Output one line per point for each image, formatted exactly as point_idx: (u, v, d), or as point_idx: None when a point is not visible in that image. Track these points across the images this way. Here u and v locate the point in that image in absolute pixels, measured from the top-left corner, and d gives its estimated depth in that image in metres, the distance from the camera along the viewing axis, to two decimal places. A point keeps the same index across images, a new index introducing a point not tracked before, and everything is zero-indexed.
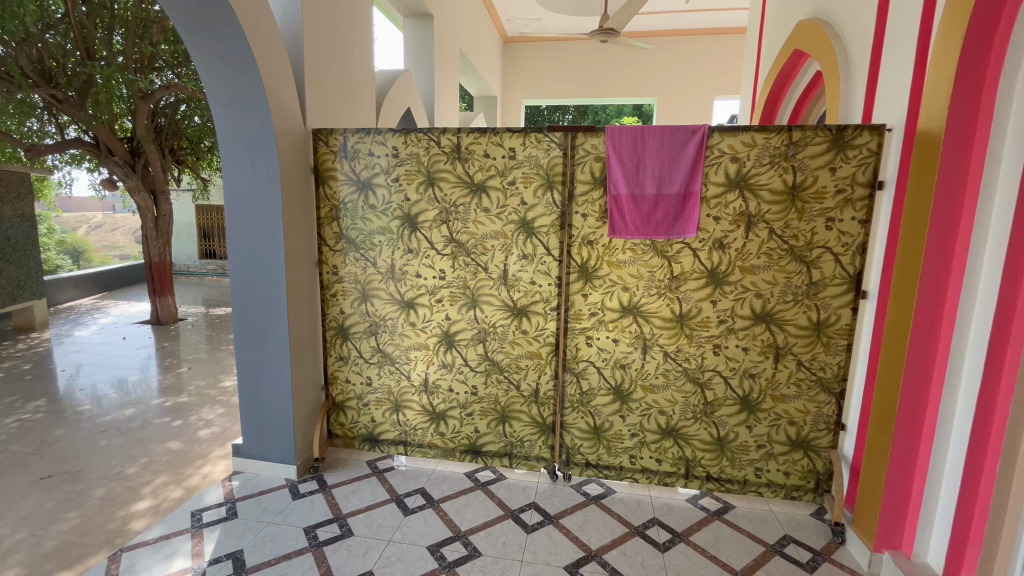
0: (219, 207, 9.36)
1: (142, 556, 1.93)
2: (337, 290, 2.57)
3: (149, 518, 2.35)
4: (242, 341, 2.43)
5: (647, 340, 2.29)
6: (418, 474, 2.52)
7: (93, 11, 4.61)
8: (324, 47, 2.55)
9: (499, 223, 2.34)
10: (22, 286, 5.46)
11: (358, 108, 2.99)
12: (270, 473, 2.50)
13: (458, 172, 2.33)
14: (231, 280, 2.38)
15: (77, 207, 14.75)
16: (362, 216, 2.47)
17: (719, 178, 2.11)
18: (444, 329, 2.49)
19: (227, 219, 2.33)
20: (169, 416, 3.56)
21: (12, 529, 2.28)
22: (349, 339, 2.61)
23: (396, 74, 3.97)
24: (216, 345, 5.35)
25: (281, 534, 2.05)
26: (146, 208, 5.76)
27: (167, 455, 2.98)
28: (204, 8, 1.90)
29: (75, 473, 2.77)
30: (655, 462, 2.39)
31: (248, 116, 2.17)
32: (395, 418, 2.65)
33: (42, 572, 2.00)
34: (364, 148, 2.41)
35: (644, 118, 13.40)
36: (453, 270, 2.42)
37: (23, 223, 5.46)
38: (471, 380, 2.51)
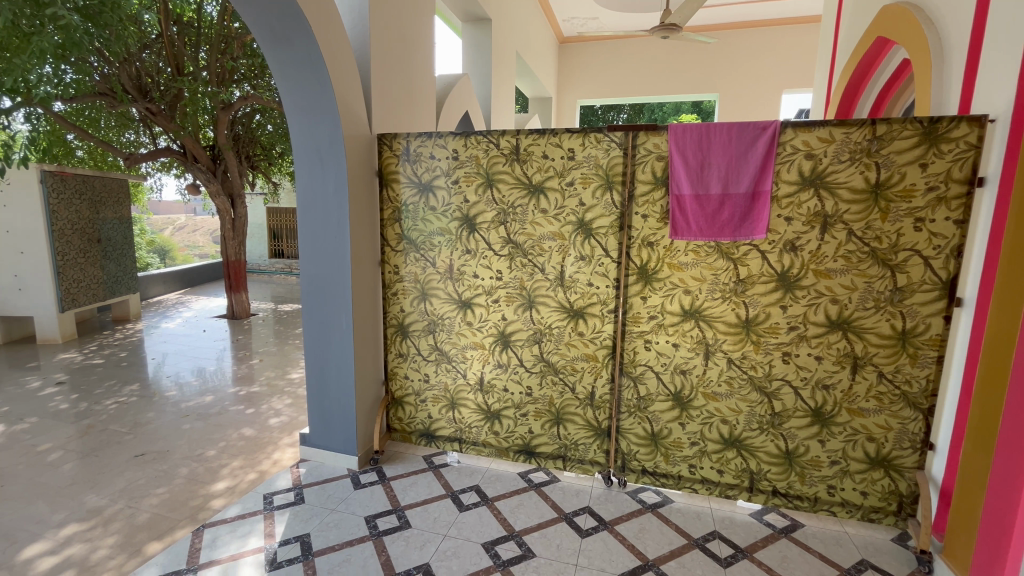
0: (288, 209, 9.98)
1: (222, 533, 2.09)
2: (398, 289, 2.66)
3: (226, 497, 2.54)
4: (310, 336, 2.57)
5: (711, 347, 2.20)
6: (472, 471, 2.56)
7: (183, 31, 5.05)
8: (389, 54, 2.65)
9: (557, 225, 2.33)
10: (120, 281, 6.05)
11: (419, 112, 3.08)
12: (334, 463, 2.62)
13: (517, 173, 2.35)
14: (301, 278, 2.53)
15: (164, 210, 16.26)
16: (422, 217, 2.55)
17: (792, 177, 2.00)
18: (500, 330, 2.51)
19: (300, 221, 2.47)
20: (243, 404, 3.83)
21: (111, 500, 2.53)
22: (408, 336, 2.70)
23: (456, 78, 4.05)
24: (283, 339, 5.70)
25: (344, 522, 2.15)
26: (224, 210, 6.20)
27: (242, 440, 3.21)
28: (282, 22, 2.04)
29: (162, 453, 3.03)
30: (716, 473, 2.30)
31: (319, 123, 2.29)
32: (451, 415, 2.70)
33: (137, 541, 2.21)
34: (425, 152, 2.48)
35: (703, 115, 12.96)
36: (510, 271, 2.44)
37: (122, 225, 6.05)
38: (526, 381, 2.52)
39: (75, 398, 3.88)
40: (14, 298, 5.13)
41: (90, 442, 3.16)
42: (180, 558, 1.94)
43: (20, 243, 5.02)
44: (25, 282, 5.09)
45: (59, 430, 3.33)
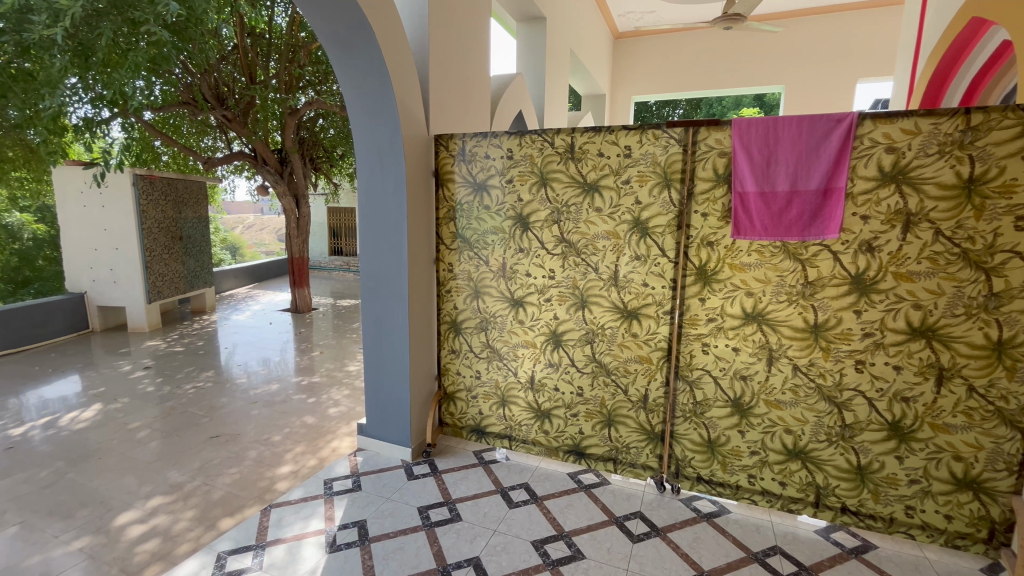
0: (347, 209, 10.43)
1: (287, 513, 2.22)
2: (452, 287, 2.72)
3: (290, 481, 2.70)
4: (368, 330, 2.67)
5: (774, 352, 2.10)
6: (522, 469, 2.57)
7: (256, 42, 5.40)
8: (447, 56, 2.71)
9: (612, 224, 2.30)
10: (198, 275, 6.56)
11: (473, 112, 3.13)
12: (389, 454, 2.72)
13: (571, 172, 2.33)
14: (361, 275, 2.63)
15: (236, 210, 17.47)
16: (477, 216, 2.58)
17: (870, 172, 1.86)
18: (552, 329, 2.51)
19: (360, 220, 2.58)
20: (305, 393, 4.05)
21: (191, 477, 2.75)
22: (461, 333, 2.75)
23: (510, 77, 4.08)
24: (341, 333, 5.96)
25: (399, 510, 2.23)
26: (290, 210, 6.56)
27: (305, 427, 3.39)
28: (348, 29, 2.13)
29: (234, 436, 3.26)
30: (779, 485, 2.19)
31: (380, 124, 2.37)
32: (501, 412, 2.73)
33: (212, 516, 2.39)
34: (481, 151, 2.52)
35: (766, 108, 12.33)
36: (563, 270, 2.43)
37: (200, 224, 6.56)
38: (578, 381, 2.50)
39: (160, 382, 4.25)
40: (109, 289, 5.68)
41: (172, 422, 3.45)
42: (250, 534, 2.08)
43: (115, 240, 5.54)
44: (118, 275, 5.61)
45: (146, 410, 3.66)
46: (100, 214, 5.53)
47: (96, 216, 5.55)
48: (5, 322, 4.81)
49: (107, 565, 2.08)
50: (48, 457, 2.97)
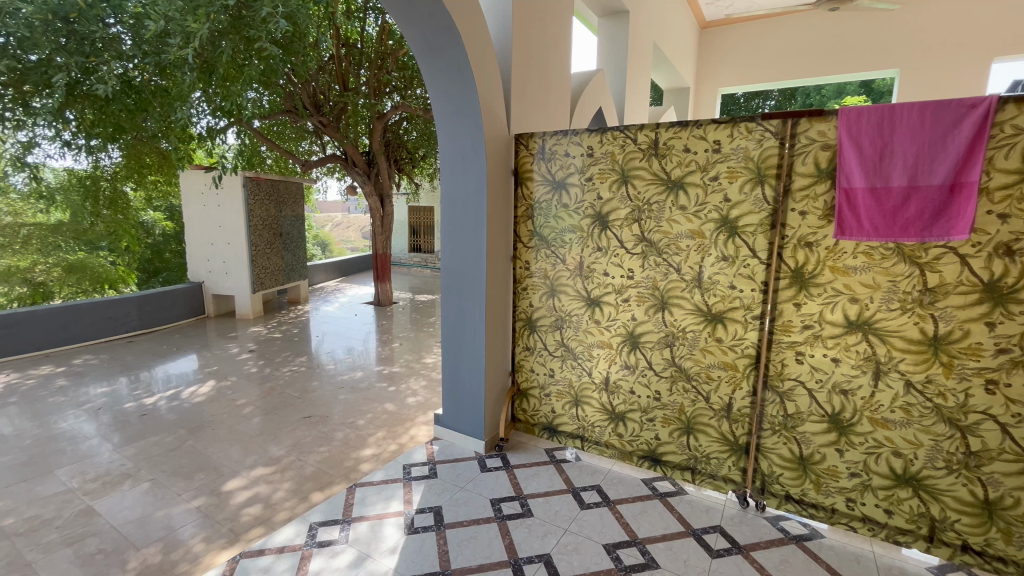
0: (426, 208, 10.88)
1: (370, 493, 2.36)
2: (528, 284, 2.74)
3: (373, 463, 2.87)
4: (447, 324, 2.77)
5: (882, 365, 1.89)
6: (594, 471, 2.54)
7: (351, 52, 5.77)
8: (529, 55, 2.73)
9: (697, 223, 2.19)
10: (294, 269, 7.17)
11: (553, 109, 3.13)
12: (463, 445, 2.81)
13: (654, 169, 2.26)
14: (442, 271, 2.73)
15: (327, 209, 18.89)
16: (555, 214, 2.58)
17: (1010, 164, 1.63)
18: (630, 329, 2.45)
19: (442, 218, 2.68)
20: (386, 381, 4.30)
21: (287, 452, 3.02)
22: (536, 331, 2.77)
23: (591, 74, 4.03)
24: (419, 326, 6.25)
25: (472, 501, 2.29)
26: (375, 209, 6.94)
27: (386, 414, 3.60)
28: (437, 35, 2.22)
29: (323, 418, 3.53)
30: (884, 514, 1.97)
31: (463, 125, 2.45)
32: (575, 412, 2.71)
33: (304, 489, 2.61)
34: (561, 150, 2.51)
35: (874, 95, 11.14)
36: (643, 270, 2.36)
37: (296, 221, 7.15)
38: (655, 385, 2.42)
39: (262, 364, 4.71)
40: (222, 280, 6.37)
41: (272, 402, 3.81)
42: (337, 510, 2.24)
43: (227, 235, 6.19)
44: (229, 267, 6.27)
45: (250, 389, 4.07)
46: (216, 212, 6.21)
47: (212, 213, 6.24)
48: (141, 306, 5.56)
49: (218, 524, 2.34)
50: (172, 425, 3.39)
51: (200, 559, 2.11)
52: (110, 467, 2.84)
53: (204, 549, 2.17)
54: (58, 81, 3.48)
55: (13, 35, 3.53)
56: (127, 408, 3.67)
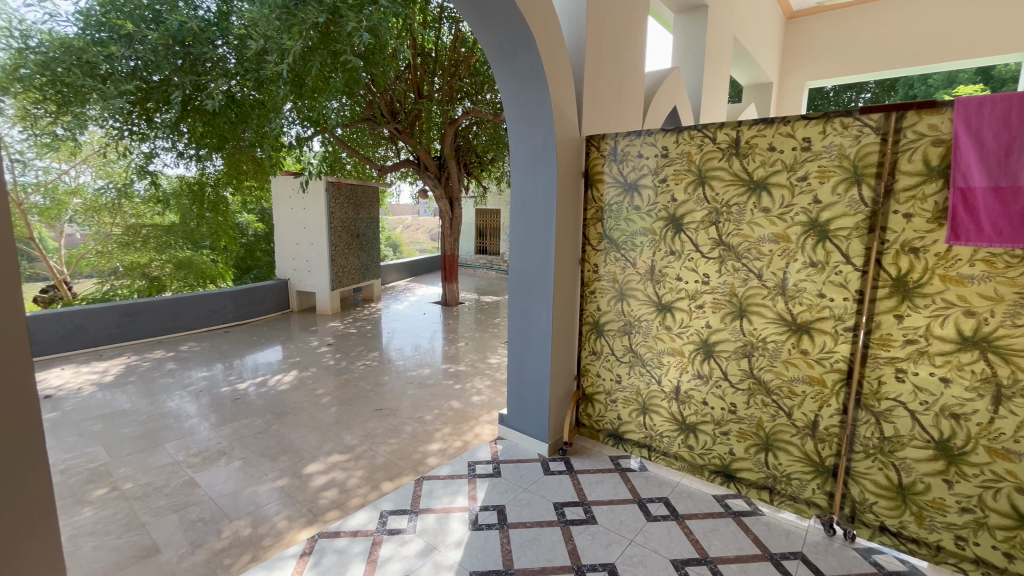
0: (493, 210, 11.06)
1: (436, 487, 2.44)
2: (596, 288, 2.71)
3: (439, 457, 2.96)
4: (514, 324, 2.80)
5: (1004, 389, 1.67)
6: (661, 482, 2.45)
7: (426, 61, 5.99)
8: (602, 56, 2.70)
9: (781, 226, 2.06)
10: (369, 268, 7.57)
11: (626, 110, 3.07)
12: (527, 446, 2.81)
13: (735, 168, 2.15)
14: (510, 272, 2.76)
15: (400, 212, 19.83)
16: (626, 216, 2.53)
17: None
18: (703, 337, 2.34)
19: (512, 220, 2.71)
20: (452, 379, 4.42)
21: (361, 441, 3.19)
22: (603, 335, 2.72)
23: (666, 73, 3.91)
24: (483, 327, 6.36)
25: (535, 503, 2.29)
26: (445, 211, 7.13)
27: (452, 410, 3.70)
28: (511, 40, 2.26)
29: (392, 411, 3.68)
30: (1003, 557, 1.74)
31: (535, 128, 2.47)
32: (642, 420, 2.64)
33: (376, 478, 2.74)
34: (634, 150, 2.45)
35: (995, 82, 9.81)
36: (719, 275, 2.25)
37: (372, 222, 7.55)
38: (730, 397, 2.29)
39: (339, 357, 5.01)
40: (305, 277, 6.85)
41: (348, 393, 4.04)
42: (406, 500, 2.33)
43: (311, 236, 6.66)
44: (312, 266, 6.74)
45: (328, 380, 4.35)
46: (302, 214, 6.69)
47: (299, 216, 6.73)
48: (236, 300, 6.11)
49: (299, 504, 2.52)
50: (261, 410, 3.70)
51: (283, 535, 2.28)
52: (209, 445, 3.14)
53: (287, 526, 2.35)
54: (175, 98, 3.94)
55: (141, 59, 4.07)
56: (222, 392, 4.05)
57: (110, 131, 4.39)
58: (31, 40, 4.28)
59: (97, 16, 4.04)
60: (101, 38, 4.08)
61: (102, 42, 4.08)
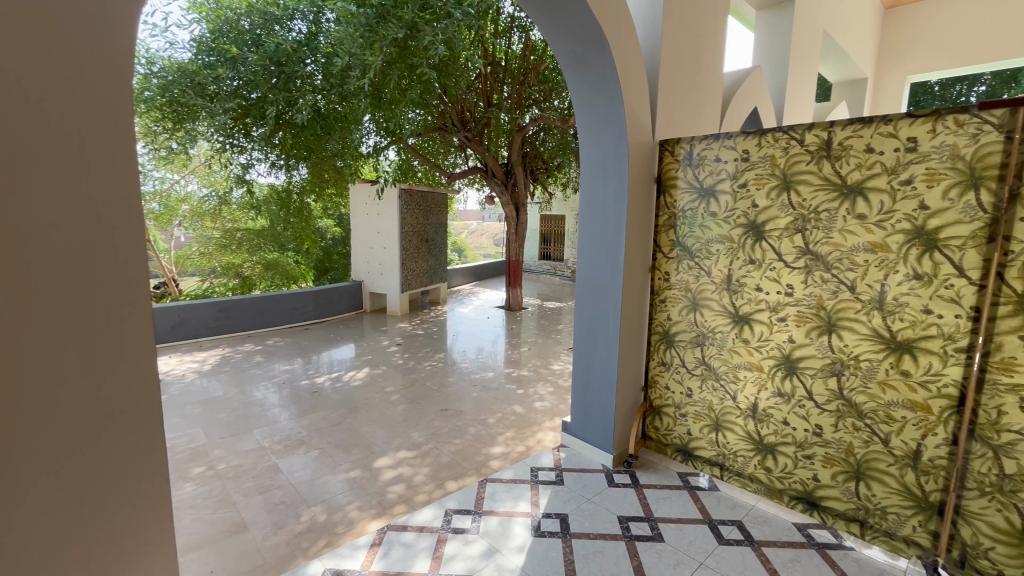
0: (558, 216, 11.04)
1: (500, 490, 2.46)
2: (667, 297, 2.62)
3: (501, 461, 2.98)
4: (581, 331, 2.77)
5: None
6: (734, 505, 2.32)
7: (496, 70, 6.11)
8: (678, 58, 2.63)
9: (879, 234, 1.88)
10: (436, 272, 7.81)
11: (703, 112, 2.95)
12: (591, 456, 2.77)
13: (825, 172, 2.00)
14: (578, 278, 2.74)
15: (465, 218, 20.39)
16: (701, 223, 2.42)
17: None
18: (785, 352, 2.19)
19: (581, 226, 2.70)
20: (515, 383, 4.45)
21: (426, 440, 3.29)
22: (673, 346, 2.62)
23: (747, 73, 3.71)
24: (546, 333, 6.34)
25: (599, 514, 2.25)
26: (510, 218, 7.21)
27: (515, 415, 3.72)
28: (585, 46, 2.26)
29: (456, 412, 3.77)
30: None
31: (607, 133, 2.44)
32: (714, 437, 2.51)
33: (441, 476, 2.82)
34: (711, 154, 2.35)
35: None
36: (805, 287, 2.10)
37: (440, 228, 7.79)
38: (815, 418, 2.12)
39: (407, 357, 5.21)
40: (377, 279, 7.20)
41: (415, 392, 4.18)
42: (470, 500, 2.37)
43: (384, 240, 6.99)
44: (384, 268, 7.08)
45: (396, 379, 4.53)
46: (376, 220, 7.04)
47: (373, 221, 7.09)
48: (315, 300, 6.55)
49: (369, 495, 2.64)
50: (336, 403, 3.93)
51: (354, 524, 2.40)
52: (290, 433, 3.38)
53: (358, 515, 2.47)
54: (270, 114, 4.33)
55: (243, 79, 4.51)
56: (302, 385, 4.35)
57: (215, 144, 4.89)
58: (154, 65, 4.79)
59: (208, 43, 4.53)
60: (210, 61, 4.56)
61: (211, 65, 4.56)
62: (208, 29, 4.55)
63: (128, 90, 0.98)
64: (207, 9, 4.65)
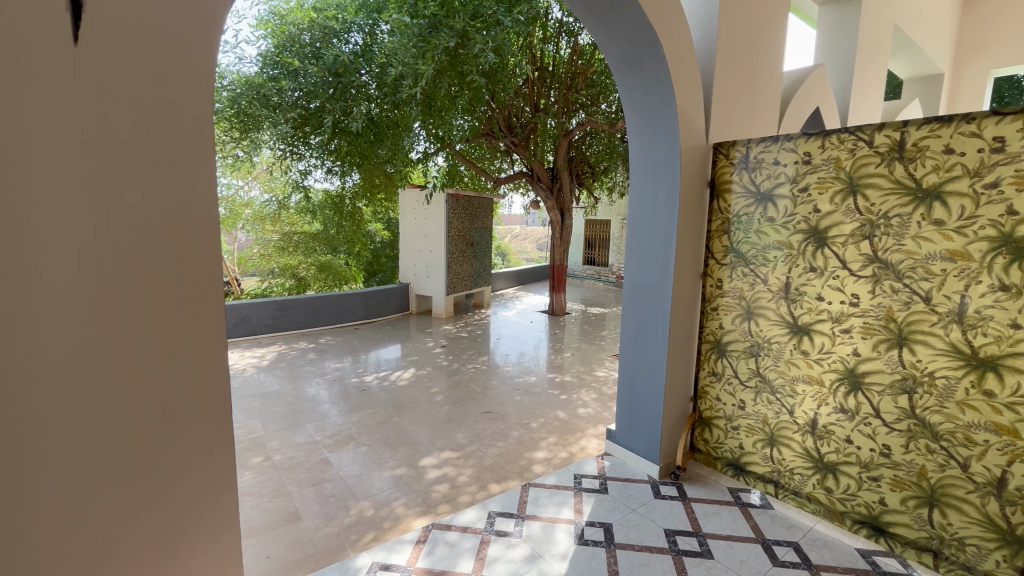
0: (603, 221, 10.91)
1: (543, 495, 2.45)
2: (719, 305, 2.53)
3: (544, 466, 2.97)
4: (627, 338, 2.72)
5: None
6: (790, 525, 2.20)
7: (543, 75, 6.13)
8: (734, 58, 2.55)
9: (959, 241, 1.75)
10: (480, 275, 7.90)
11: (760, 114, 2.84)
12: (635, 465, 2.71)
13: (897, 175, 1.88)
14: (625, 284, 2.70)
15: (509, 222, 20.54)
16: (757, 229, 2.33)
17: None
18: (848, 366, 2.06)
19: (628, 231, 2.66)
20: (558, 389, 4.42)
21: (470, 441, 3.33)
22: (725, 356, 2.53)
23: (808, 71, 3.55)
24: (590, 339, 6.27)
25: (645, 525, 2.19)
26: (555, 222, 7.19)
27: (558, 420, 3.70)
28: (637, 49, 2.23)
29: (499, 415, 3.79)
30: None
31: (658, 137, 2.40)
32: (768, 452, 2.40)
33: (484, 478, 2.84)
34: (769, 157, 2.26)
35: None
36: (872, 297, 1.97)
37: (485, 232, 7.88)
38: (883, 437, 1.99)
39: (451, 359, 5.29)
40: (424, 282, 7.37)
41: (458, 394, 4.24)
42: (513, 504, 2.38)
43: (431, 244, 7.15)
44: (430, 271, 7.23)
45: (441, 380, 4.61)
46: (423, 224, 7.21)
47: (420, 225, 7.25)
48: (365, 301, 6.78)
49: (414, 493, 2.70)
50: (383, 402, 4.05)
51: (400, 520, 2.46)
52: (341, 429, 3.52)
53: (404, 512, 2.53)
54: (327, 123, 4.55)
55: (303, 90, 4.76)
56: (351, 383, 4.51)
57: (276, 152, 5.18)
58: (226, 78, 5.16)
59: (273, 57, 4.81)
60: (275, 74, 4.85)
61: (275, 78, 4.84)
62: (274, 44, 4.83)
63: (210, 115, 1.10)
64: (272, 25, 4.94)
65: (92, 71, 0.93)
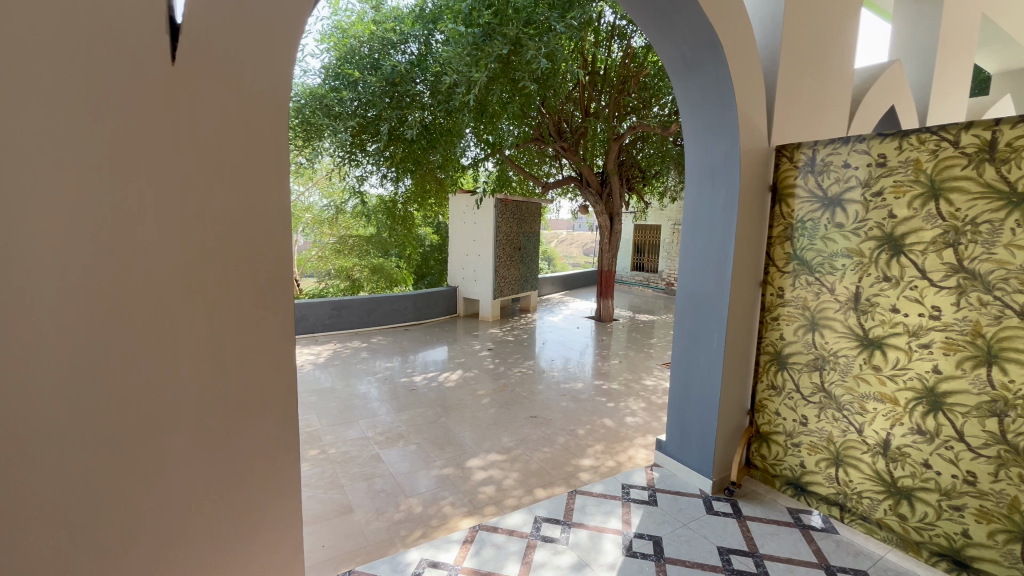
0: (653, 226, 10.67)
1: (590, 504, 2.42)
2: (781, 315, 2.41)
3: (591, 474, 2.93)
4: (680, 346, 2.65)
5: None
6: (857, 552, 2.06)
7: (594, 79, 6.08)
8: (800, 58, 2.44)
9: None
10: (527, 280, 7.93)
11: (828, 116, 2.69)
12: (687, 478, 2.62)
13: (986, 178, 1.73)
14: (678, 290, 2.63)
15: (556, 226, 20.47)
16: (823, 235, 2.20)
17: None
18: (927, 384, 1.91)
19: (683, 235, 2.59)
20: (605, 396, 4.35)
21: (516, 445, 3.34)
22: (786, 368, 2.41)
23: (882, 68, 3.33)
24: (637, 346, 6.14)
25: (697, 541, 2.12)
26: (604, 227, 7.09)
27: (605, 428, 3.64)
28: (696, 50, 2.18)
29: (545, 420, 3.78)
30: None
31: (716, 139, 2.33)
32: (833, 473, 2.26)
33: (530, 483, 2.84)
34: (838, 159, 2.14)
35: None
36: (956, 310, 1.82)
37: (532, 236, 7.90)
38: (967, 463, 1.82)
39: (497, 362, 5.34)
40: (471, 285, 7.47)
41: (504, 397, 4.27)
42: (559, 510, 2.36)
43: (478, 248, 7.24)
44: (478, 275, 7.33)
45: (487, 382, 4.66)
46: (472, 228, 7.31)
47: (469, 229, 7.36)
48: (414, 303, 6.96)
49: (461, 493, 2.75)
50: (430, 402, 4.14)
51: (447, 519, 2.51)
52: (391, 426, 3.63)
53: (451, 511, 2.57)
54: (383, 131, 4.73)
55: (362, 100, 4.99)
56: (400, 382, 4.64)
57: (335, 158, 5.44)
58: None
59: (335, 69, 5.06)
60: (336, 85, 5.10)
61: (336, 88, 5.09)
62: (336, 56, 5.08)
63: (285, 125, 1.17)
64: (335, 39, 5.20)
65: (185, 88, 1.02)
